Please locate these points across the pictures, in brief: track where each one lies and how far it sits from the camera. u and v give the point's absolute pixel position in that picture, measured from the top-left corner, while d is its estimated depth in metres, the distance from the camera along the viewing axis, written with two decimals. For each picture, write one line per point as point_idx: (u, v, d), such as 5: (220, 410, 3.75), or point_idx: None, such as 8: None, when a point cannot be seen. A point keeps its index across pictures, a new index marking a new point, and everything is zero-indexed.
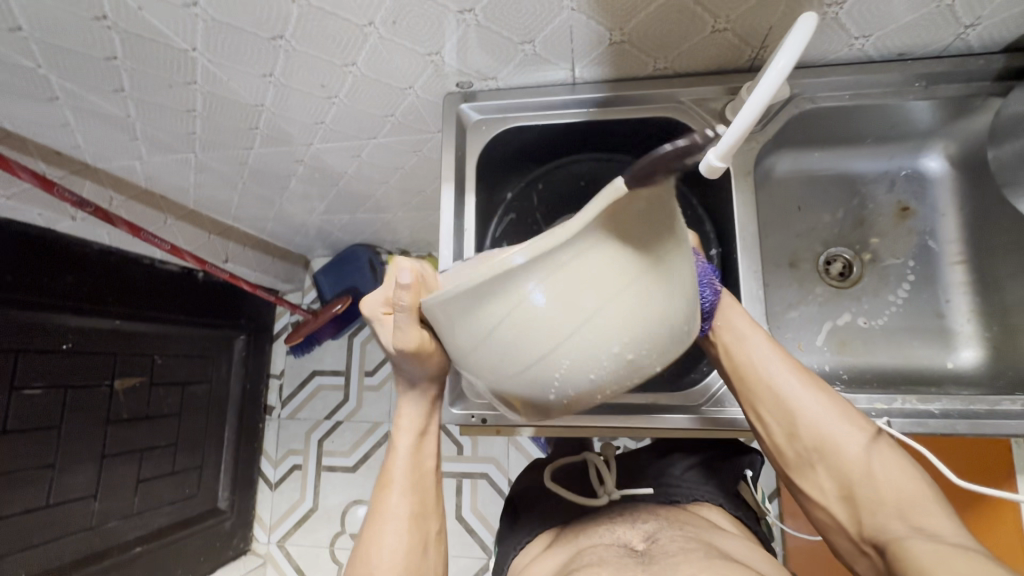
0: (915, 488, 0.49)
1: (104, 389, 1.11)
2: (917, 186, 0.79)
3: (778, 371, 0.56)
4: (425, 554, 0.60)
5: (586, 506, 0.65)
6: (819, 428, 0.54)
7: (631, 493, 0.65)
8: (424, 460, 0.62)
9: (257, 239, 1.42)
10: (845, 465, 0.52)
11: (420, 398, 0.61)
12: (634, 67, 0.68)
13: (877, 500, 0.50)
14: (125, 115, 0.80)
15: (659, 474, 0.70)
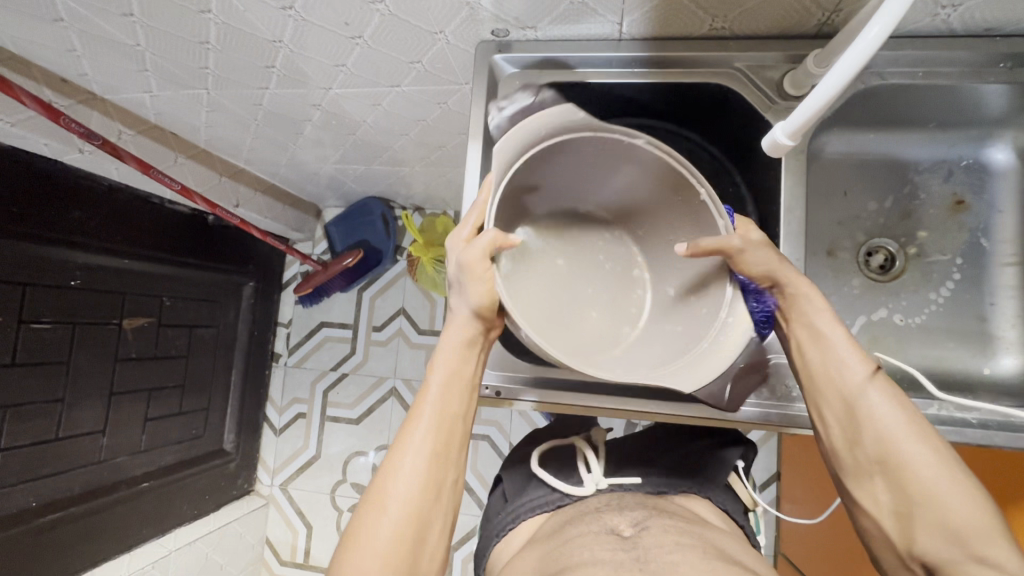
0: (984, 519, 0.45)
1: (113, 328, 1.10)
2: (976, 179, 0.73)
3: (856, 372, 0.52)
4: (440, 496, 0.53)
5: (570, 494, 0.61)
6: (892, 443, 0.49)
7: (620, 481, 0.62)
8: (457, 399, 0.56)
9: (268, 184, 1.38)
10: (913, 482, 0.48)
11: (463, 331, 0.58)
12: (687, 25, 0.62)
13: (943, 524, 0.46)
14: (134, 43, 0.75)
15: (647, 462, 0.67)
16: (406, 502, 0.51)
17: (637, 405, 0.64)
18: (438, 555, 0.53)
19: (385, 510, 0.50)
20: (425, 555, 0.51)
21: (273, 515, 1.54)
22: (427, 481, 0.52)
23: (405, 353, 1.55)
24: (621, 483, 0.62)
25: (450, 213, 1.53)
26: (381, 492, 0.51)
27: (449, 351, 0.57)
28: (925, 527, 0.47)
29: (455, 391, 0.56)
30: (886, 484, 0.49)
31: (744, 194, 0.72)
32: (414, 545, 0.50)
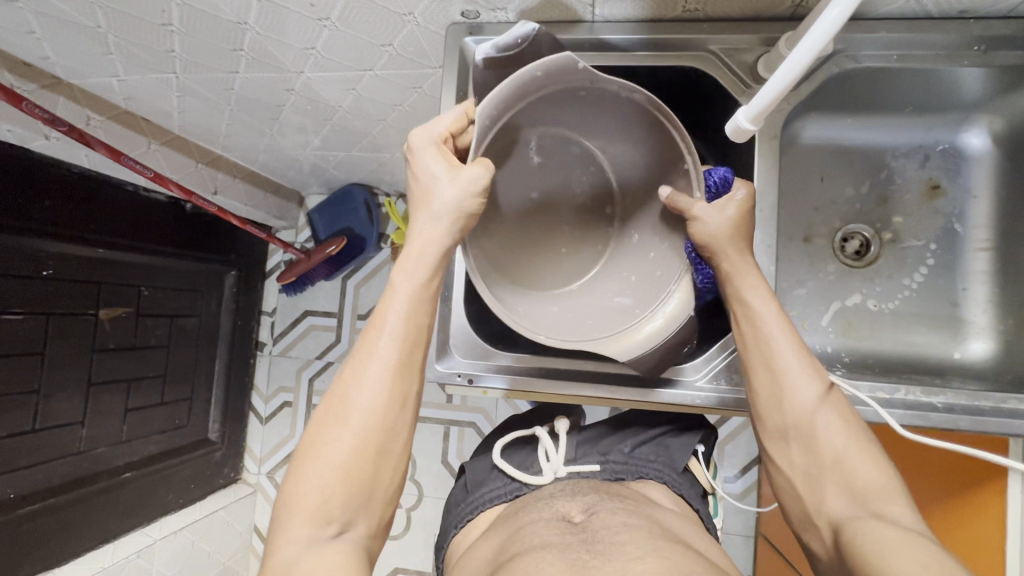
0: (881, 481, 0.50)
1: (89, 318, 1.09)
2: (952, 164, 0.73)
3: (784, 345, 0.55)
4: (402, 411, 0.55)
5: (529, 483, 0.62)
6: (808, 411, 0.53)
7: (577, 470, 0.62)
8: (413, 309, 0.56)
9: (247, 170, 1.35)
10: (822, 447, 0.52)
11: (426, 244, 0.57)
12: (660, 7, 0.60)
13: (844, 482, 0.51)
14: (95, 25, 0.73)
15: (606, 450, 0.65)
16: (367, 405, 0.54)
17: (609, 389, 0.64)
18: (400, 455, 0.56)
19: (344, 414, 0.54)
20: (385, 453, 0.54)
21: (260, 503, 1.55)
22: (384, 388, 0.54)
23: None
24: (579, 471, 0.62)
25: None
26: (343, 394, 0.54)
27: (409, 258, 0.57)
28: (827, 483, 0.51)
29: (412, 302, 0.56)
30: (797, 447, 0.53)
31: None
32: (372, 442, 0.53)
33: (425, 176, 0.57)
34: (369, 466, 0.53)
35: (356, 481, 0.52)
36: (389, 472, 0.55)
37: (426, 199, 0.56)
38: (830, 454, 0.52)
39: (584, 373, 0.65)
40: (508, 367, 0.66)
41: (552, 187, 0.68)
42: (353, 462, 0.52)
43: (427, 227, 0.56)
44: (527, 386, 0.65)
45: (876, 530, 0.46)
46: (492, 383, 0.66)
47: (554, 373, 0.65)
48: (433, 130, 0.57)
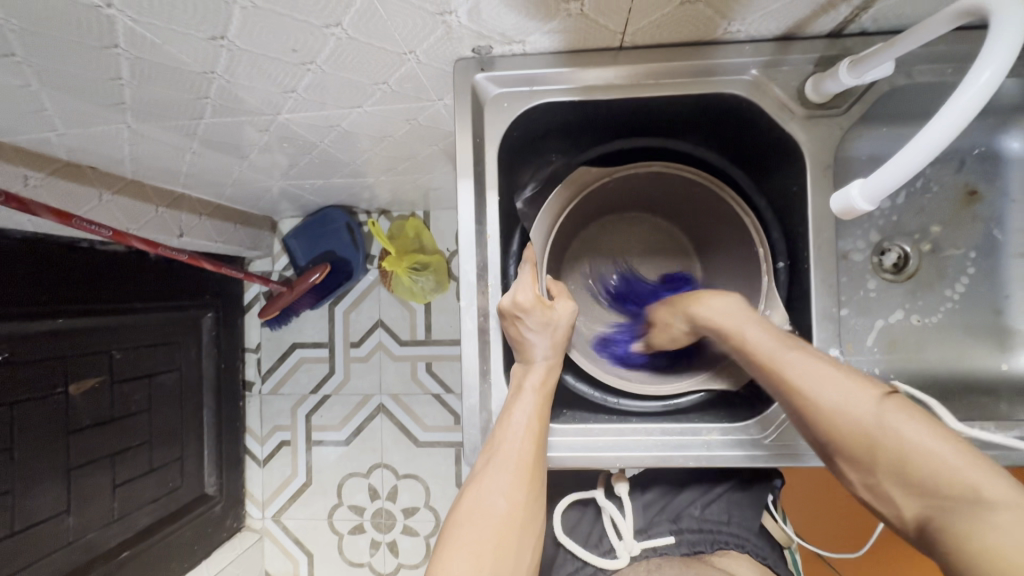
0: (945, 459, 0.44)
1: (59, 398, 0.97)
2: (988, 167, 0.70)
3: (793, 358, 0.52)
4: (534, 501, 0.56)
5: (605, 567, 0.62)
6: (844, 409, 0.48)
7: (652, 545, 0.64)
8: (542, 408, 0.57)
9: (210, 205, 1.22)
10: (880, 447, 0.47)
11: (546, 352, 0.59)
12: (699, 29, 0.54)
13: (902, 475, 0.46)
14: (23, 84, 0.60)
15: (677, 516, 0.67)
16: (504, 496, 0.54)
17: (680, 457, 0.57)
18: (534, 551, 0.55)
19: (483, 502, 0.54)
20: (523, 545, 0.54)
21: (269, 548, 1.48)
22: (518, 481, 0.54)
23: (389, 367, 1.47)
24: (655, 547, 0.64)
25: (420, 214, 1.44)
26: (477, 482, 0.55)
27: (534, 360, 0.59)
28: (900, 485, 0.46)
29: (541, 400, 0.57)
30: (851, 454, 0.48)
31: (770, 220, 0.64)
32: (512, 526, 0.54)
33: (527, 324, 0.58)
34: (511, 556, 0.53)
35: (501, 568, 0.52)
36: (525, 567, 0.54)
37: (529, 336, 0.59)
38: (885, 452, 0.46)
39: (646, 441, 0.58)
40: (562, 440, 0.59)
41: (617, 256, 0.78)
42: (498, 553, 0.52)
43: (538, 344, 0.59)
44: (587, 462, 0.58)
45: (971, 524, 0.41)
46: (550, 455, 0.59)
47: (614, 442, 0.58)
48: (522, 292, 0.59)
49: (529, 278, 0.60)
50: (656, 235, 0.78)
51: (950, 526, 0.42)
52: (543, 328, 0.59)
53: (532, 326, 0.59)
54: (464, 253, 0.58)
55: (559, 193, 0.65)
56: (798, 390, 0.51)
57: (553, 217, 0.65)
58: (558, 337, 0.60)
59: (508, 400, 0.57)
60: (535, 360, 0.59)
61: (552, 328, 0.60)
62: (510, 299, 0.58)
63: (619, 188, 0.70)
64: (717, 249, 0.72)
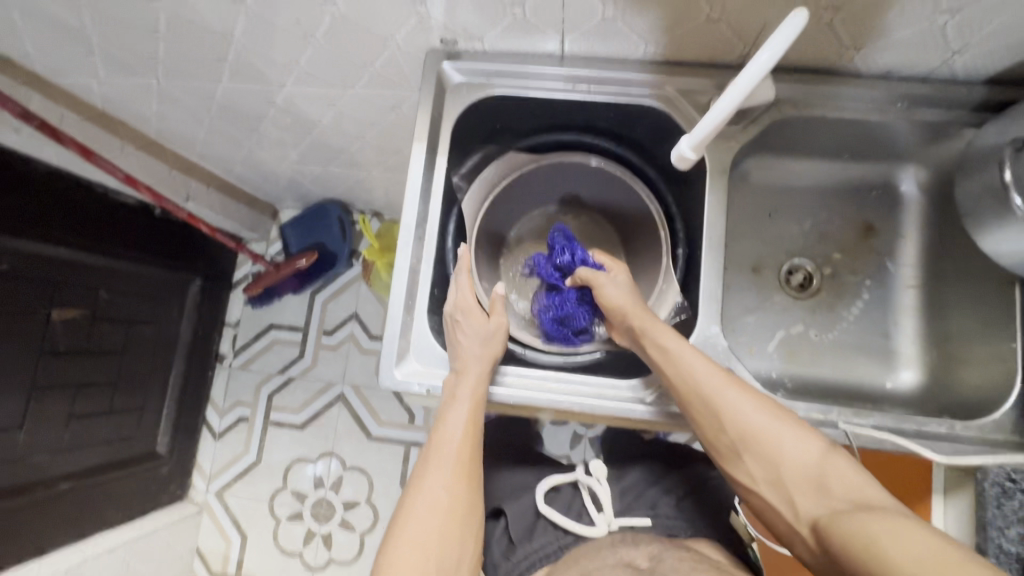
0: (839, 469, 0.54)
1: (42, 318, 1.04)
2: (885, 207, 0.80)
3: (713, 379, 0.59)
4: (470, 497, 0.62)
5: (586, 535, 0.72)
6: (750, 422, 0.57)
7: (630, 523, 0.72)
8: (474, 411, 0.64)
9: (220, 180, 1.36)
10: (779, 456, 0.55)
11: (482, 358, 0.66)
12: (622, 47, 0.66)
13: (809, 484, 0.54)
14: (81, 25, 0.74)
15: (653, 504, 0.76)
16: (443, 490, 0.61)
17: (569, 402, 0.65)
18: (476, 534, 0.62)
19: (426, 501, 0.61)
20: (465, 532, 0.60)
21: (205, 524, 1.48)
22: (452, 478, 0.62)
23: (356, 359, 1.54)
24: (632, 525, 0.73)
25: None
26: (420, 483, 0.62)
27: (464, 367, 0.65)
28: (799, 494, 0.54)
29: (472, 405, 0.64)
30: (755, 460, 0.57)
31: (675, 213, 0.73)
32: (454, 517, 0.60)
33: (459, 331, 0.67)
34: (453, 544, 0.59)
35: (443, 556, 0.58)
36: (470, 547, 0.60)
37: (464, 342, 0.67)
38: (798, 464, 0.55)
39: (543, 385, 0.67)
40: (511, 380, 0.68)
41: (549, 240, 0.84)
42: (440, 542, 0.58)
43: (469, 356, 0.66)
44: (490, 397, 0.67)
45: (863, 521, 0.48)
46: (497, 390, 0.67)
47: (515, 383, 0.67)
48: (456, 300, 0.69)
49: (467, 285, 0.70)
50: (586, 225, 0.84)
51: (840, 524, 0.49)
52: (479, 329, 0.67)
53: (467, 333, 0.67)
54: (409, 202, 0.68)
55: (496, 168, 0.76)
56: (713, 403, 0.58)
57: (486, 192, 0.76)
58: (490, 347, 0.67)
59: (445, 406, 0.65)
60: (472, 361, 0.65)
61: (487, 334, 0.67)
62: (452, 303, 0.69)
63: (553, 178, 0.79)
64: (636, 240, 0.79)
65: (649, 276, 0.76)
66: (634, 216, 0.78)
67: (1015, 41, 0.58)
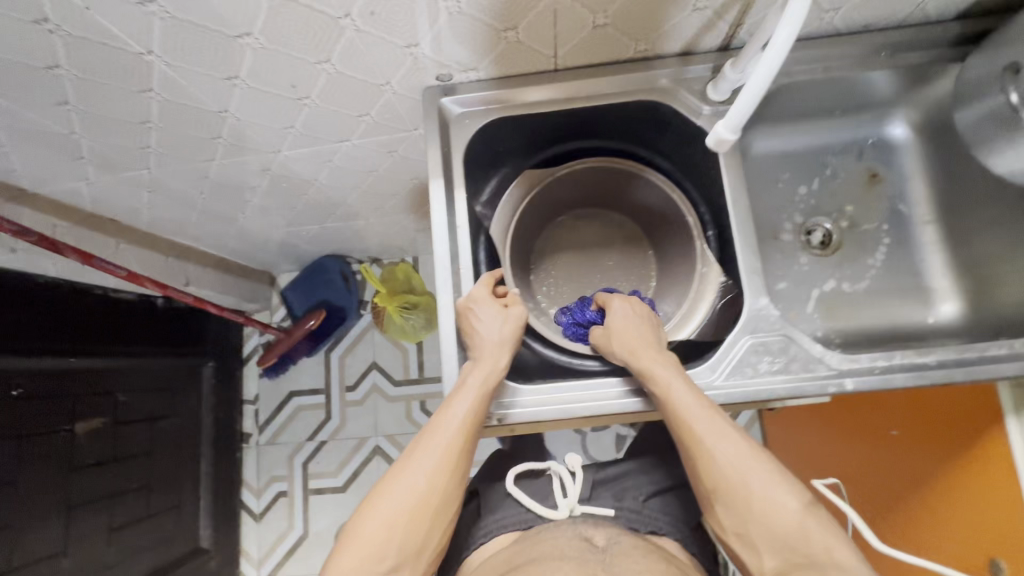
0: (818, 529, 0.52)
1: (65, 434, 1.00)
2: (884, 153, 0.82)
3: (704, 421, 0.57)
4: (451, 497, 0.59)
5: (542, 516, 0.69)
6: (737, 467, 0.55)
7: (590, 512, 0.69)
8: (477, 406, 0.61)
9: (216, 258, 1.34)
10: (755, 505, 0.54)
11: (495, 351, 0.64)
12: (614, 50, 0.68)
13: (775, 539, 0.53)
14: (69, 131, 0.73)
15: (620, 497, 0.72)
16: (425, 476, 0.58)
17: (640, 402, 0.65)
18: (447, 531, 0.59)
19: (405, 480, 0.58)
20: (435, 524, 0.58)
21: None
22: (437, 471, 0.58)
23: (384, 409, 1.51)
24: (593, 512, 0.69)
25: (408, 260, 1.54)
26: (403, 465, 0.60)
27: (483, 355, 0.64)
28: (768, 548, 0.53)
29: (479, 397, 0.61)
30: (727, 508, 0.55)
31: (696, 198, 0.76)
32: (427, 507, 0.57)
33: (477, 321, 0.65)
34: (419, 534, 0.57)
35: (406, 543, 0.56)
36: (435, 543, 0.58)
37: (479, 331, 0.65)
38: (768, 519, 0.53)
39: (608, 392, 0.65)
40: (529, 399, 0.66)
41: (577, 250, 0.87)
42: (407, 528, 0.56)
43: (484, 350, 0.64)
44: (556, 414, 0.65)
45: None
46: (517, 411, 0.65)
47: (579, 396, 0.65)
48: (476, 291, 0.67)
49: (487, 280, 0.69)
50: (611, 229, 0.87)
51: None
52: (491, 317, 0.65)
53: (479, 321, 0.65)
54: (438, 240, 0.68)
55: (516, 188, 0.79)
56: (700, 447, 0.56)
57: (510, 212, 0.79)
58: (506, 337, 0.65)
59: (451, 394, 0.62)
60: (481, 354, 0.64)
61: (501, 323, 0.65)
62: (468, 294, 0.66)
63: (570, 188, 0.82)
64: (663, 233, 0.82)
65: (683, 262, 0.78)
66: (655, 210, 0.81)
67: None
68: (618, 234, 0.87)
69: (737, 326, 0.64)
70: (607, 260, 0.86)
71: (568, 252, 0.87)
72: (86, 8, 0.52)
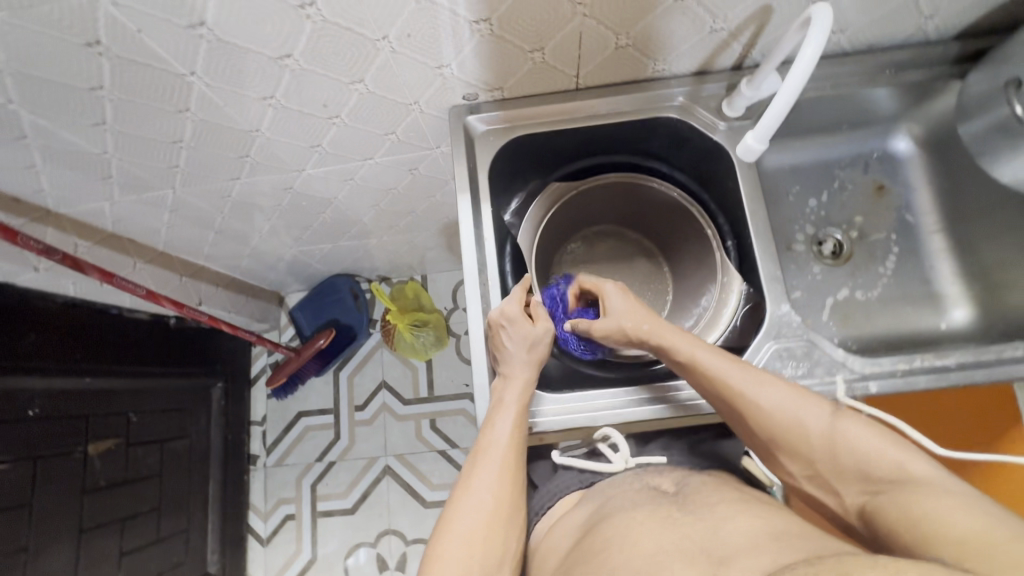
0: (881, 448, 0.52)
1: (78, 456, 0.99)
2: (888, 166, 0.86)
3: (738, 377, 0.58)
4: (517, 504, 0.60)
5: (603, 472, 0.71)
6: (785, 412, 0.56)
7: (645, 461, 0.71)
8: (520, 417, 0.62)
9: (229, 278, 1.34)
10: (814, 442, 0.54)
11: (528, 364, 0.65)
12: (634, 70, 0.71)
13: (843, 470, 0.53)
14: (100, 150, 0.75)
15: (667, 446, 0.74)
16: (490, 493, 0.58)
17: (668, 408, 0.66)
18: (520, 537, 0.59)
19: (472, 501, 0.58)
20: (511, 533, 0.58)
21: None
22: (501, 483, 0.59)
23: (393, 428, 1.50)
24: (647, 462, 0.72)
25: (418, 278, 1.56)
26: (465, 489, 0.59)
27: (512, 371, 0.64)
28: (838, 478, 0.54)
29: (520, 408, 0.62)
30: (791, 455, 0.56)
31: (715, 209, 0.77)
32: (500, 519, 0.58)
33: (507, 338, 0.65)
34: (499, 547, 0.56)
35: (489, 559, 0.55)
36: (512, 554, 0.58)
37: (511, 347, 0.65)
38: (829, 451, 0.54)
39: (635, 398, 0.67)
40: (552, 408, 0.67)
41: (594, 266, 0.88)
42: (485, 545, 0.56)
43: (516, 366, 0.64)
44: (586, 421, 0.66)
45: (907, 499, 0.47)
46: (539, 420, 0.67)
47: (608, 404, 0.67)
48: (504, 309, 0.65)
49: (518, 295, 0.67)
50: (626, 245, 0.89)
51: (885, 507, 0.49)
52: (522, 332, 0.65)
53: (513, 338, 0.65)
54: (466, 252, 0.69)
55: (539, 200, 0.79)
56: (742, 402, 0.57)
57: (534, 225, 0.79)
58: (537, 352, 0.65)
59: (491, 412, 0.63)
60: (517, 369, 0.64)
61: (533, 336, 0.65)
62: (498, 311, 0.65)
63: (588, 203, 0.84)
64: (678, 247, 0.84)
65: (701, 273, 0.79)
66: (670, 224, 0.83)
67: None
68: (632, 249, 0.89)
69: (761, 331, 0.65)
70: (622, 275, 0.88)
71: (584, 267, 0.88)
72: (136, 32, 0.54)
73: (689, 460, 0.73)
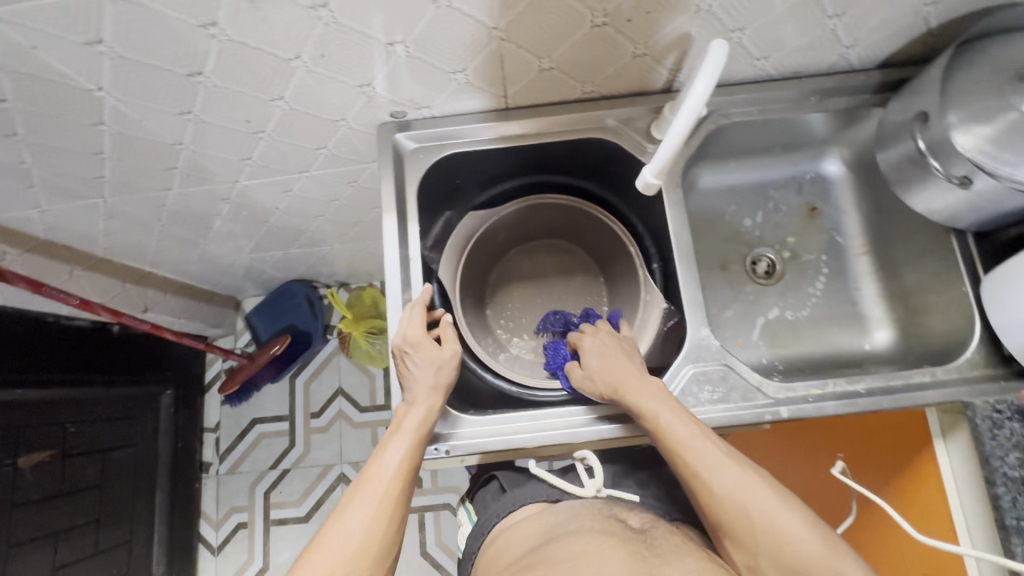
0: (820, 550, 0.51)
1: (7, 469, 0.97)
2: (820, 188, 0.87)
3: (703, 448, 0.57)
4: (393, 539, 0.57)
5: (571, 492, 0.71)
6: (738, 494, 0.55)
7: (616, 494, 0.71)
8: (414, 447, 0.61)
9: (178, 283, 1.32)
10: (758, 532, 0.53)
11: (430, 390, 0.64)
12: (561, 91, 0.71)
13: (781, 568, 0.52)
14: (18, 160, 0.73)
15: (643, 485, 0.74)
16: (361, 525, 0.56)
17: (587, 432, 0.66)
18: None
19: (342, 528, 0.56)
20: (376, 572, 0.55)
21: None
22: (376, 513, 0.57)
23: (349, 436, 1.49)
24: (619, 496, 0.72)
25: (376, 285, 1.55)
26: (339, 515, 0.57)
27: (416, 398, 0.64)
28: None
29: (415, 439, 0.61)
30: (734, 541, 0.54)
31: (642, 231, 0.79)
32: (366, 553, 0.55)
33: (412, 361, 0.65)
34: None
35: None
36: None
37: (415, 371, 0.65)
38: (772, 545, 0.52)
39: (555, 422, 0.67)
40: (471, 431, 0.66)
41: (530, 284, 0.88)
42: None
43: (419, 391, 0.64)
44: (505, 444, 0.65)
45: None
46: (456, 444, 0.66)
47: (527, 427, 0.66)
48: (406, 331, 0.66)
49: (422, 316, 0.67)
50: (565, 261, 0.89)
51: None
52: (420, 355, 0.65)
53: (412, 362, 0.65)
54: (390, 273, 0.69)
55: (464, 227, 0.81)
56: (699, 474, 0.56)
57: (456, 254, 0.80)
58: (442, 376, 0.65)
59: (387, 437, 0.62)
60: (414, 393, 0.64)
61: (431, 362, 0.65)
62: (401, 335, 0.66)
63: (521, 221, 0.85)
64: (611, 264, 0.84)
65: (630, 291, 0.80)
66: (603, 242, 0.84)
67: (895, 30, 0.66)
68: (571, 265, 0.89)
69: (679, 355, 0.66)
70: (560, 292, 0.88)
71: (522, 285, 0.88)
72: (32, 47, 0.53)
73: (623, 483, 0.75)
